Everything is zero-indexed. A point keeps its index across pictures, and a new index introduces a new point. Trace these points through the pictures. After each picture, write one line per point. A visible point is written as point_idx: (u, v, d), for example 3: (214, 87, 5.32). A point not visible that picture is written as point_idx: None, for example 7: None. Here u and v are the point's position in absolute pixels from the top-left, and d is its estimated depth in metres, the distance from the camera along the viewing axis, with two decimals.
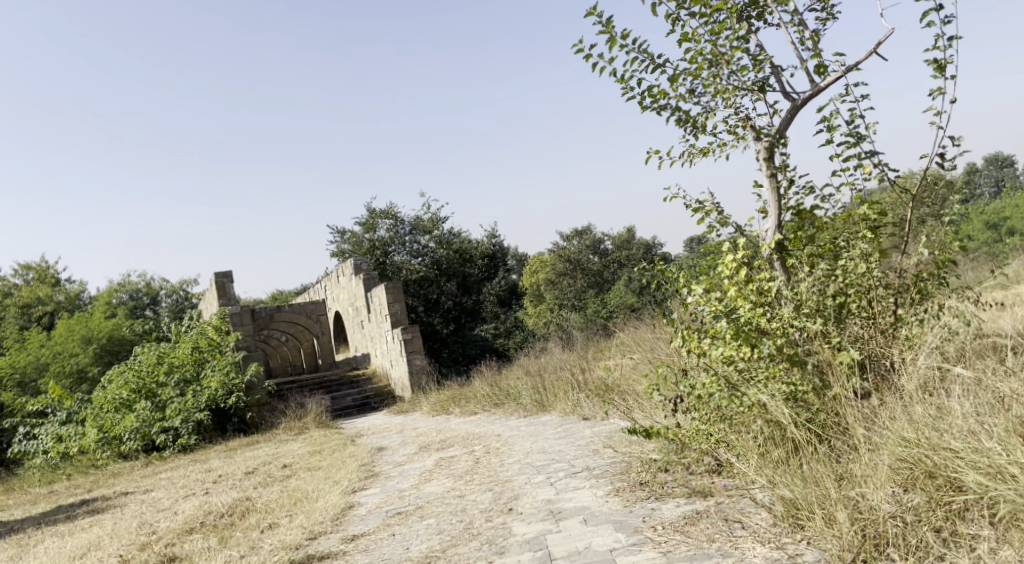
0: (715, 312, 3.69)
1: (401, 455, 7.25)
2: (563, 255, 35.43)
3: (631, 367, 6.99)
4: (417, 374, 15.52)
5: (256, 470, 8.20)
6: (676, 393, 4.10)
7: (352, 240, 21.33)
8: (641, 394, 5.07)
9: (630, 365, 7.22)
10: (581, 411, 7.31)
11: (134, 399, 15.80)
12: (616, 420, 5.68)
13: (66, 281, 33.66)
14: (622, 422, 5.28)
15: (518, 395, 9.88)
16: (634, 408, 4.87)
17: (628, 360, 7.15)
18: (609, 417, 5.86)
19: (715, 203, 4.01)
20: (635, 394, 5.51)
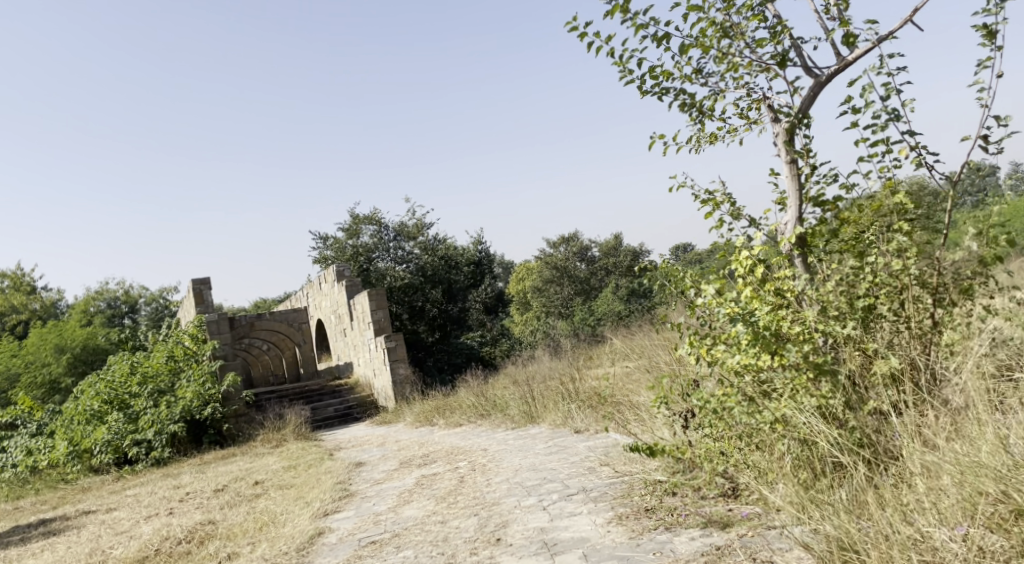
0: (731, 316, 3.26)
1: (380, 471, 6.76)
2: (550, 262, 35.09)
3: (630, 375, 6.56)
4: (400, 384, 15.04)
5: (226, 488, 7.68)
6: (685, 406, 3.70)
7: (335, 246, 20.88)
8: (641, 407, 4.65)
9: (629, 373, 6.79)
10: (572, 424, 6.88)
11: (106, 410, 15.11)
12: (613, 434, 5.26)
13: (42, 290, 32.87)
14: (621, 438, 4.86)
15: (505, 406, 9.43)
16: (639, 420, 4.45)
17: (628, 367, 6.70)
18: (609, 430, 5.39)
19: (726, 194, 3.58)
20: (634, 407, 5.10)
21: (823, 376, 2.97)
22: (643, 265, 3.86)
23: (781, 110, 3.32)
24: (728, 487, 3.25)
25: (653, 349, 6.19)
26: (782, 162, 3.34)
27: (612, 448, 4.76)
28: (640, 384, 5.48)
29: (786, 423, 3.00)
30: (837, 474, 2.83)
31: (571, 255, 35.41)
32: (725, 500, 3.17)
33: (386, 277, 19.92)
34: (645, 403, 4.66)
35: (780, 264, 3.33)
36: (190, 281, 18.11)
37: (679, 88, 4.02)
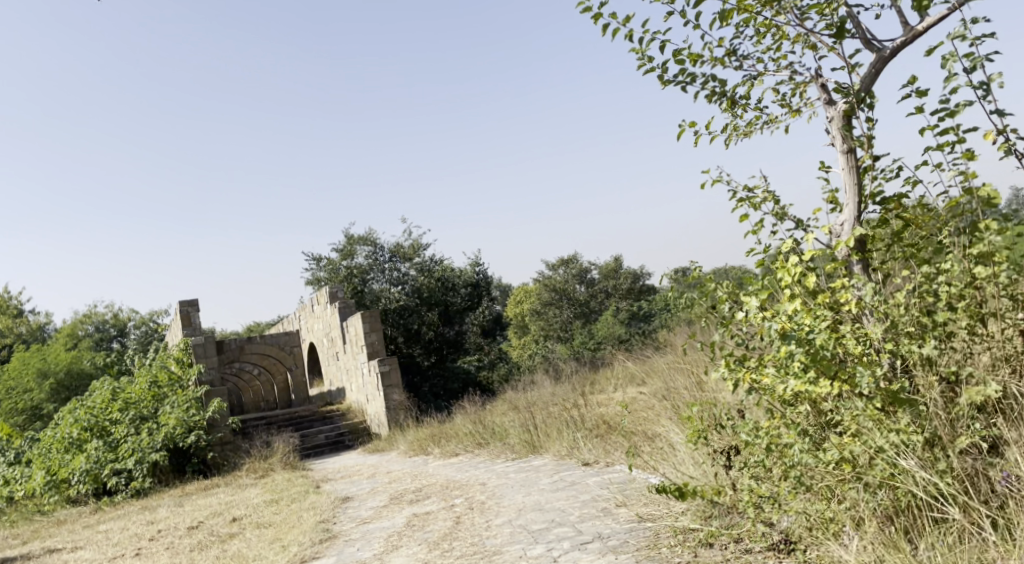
0: (783, 332, 2.74)
1: (368, 507, 6.16)
2: (548, 285, 34.54)
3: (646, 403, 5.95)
4: (394, 411, 14.44)
5: (201, 525, 7.06)
6: (728, 441, 3.16)
7: (328, 267, 20.36)
8: (674, 442, 4.08)
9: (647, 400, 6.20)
10: (579, 456, 6.32)
11: (85, 438, 14.43)
12: (638, 472, 4.68)
13: (29, 313, 32.20)
14: (650, 478, 4.28)
15: (505, 434, 8.86)
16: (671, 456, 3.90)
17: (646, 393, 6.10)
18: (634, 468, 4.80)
19: (768, 191, 3.08)
20: (663, 440, 4.53)
21: (900, 406, 2.44)
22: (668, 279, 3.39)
23: (836, 89, 2.84)
24: (778, 540, 2.72)
25: (675, 373, 5.61)
26: (838, 151, 2.85)
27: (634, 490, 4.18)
28: (668, 411, 4.89)
29: (857, 464, 2.47)
30: (927, 528, 2.30)
31: (569, 278, 34.92)
32: (779, 556, 2.63)
33: (380, 299, 19.37)
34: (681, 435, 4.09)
35: (836, 272, 2.82)
36: (177, 303, 17.55)
37: (707, 75, 3.54)
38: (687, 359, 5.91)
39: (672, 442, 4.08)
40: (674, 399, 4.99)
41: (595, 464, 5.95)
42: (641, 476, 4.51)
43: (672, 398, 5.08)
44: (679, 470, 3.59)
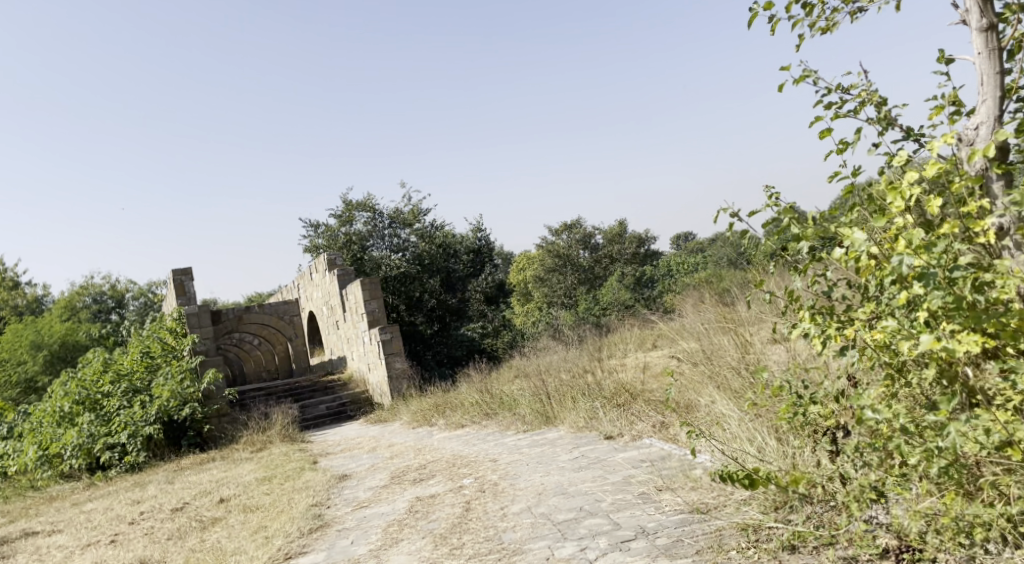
0: (916, 272, 2.05)
1: (366, 488, 5.54)
2: (552, 250, 33.68)
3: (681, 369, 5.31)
4: (397, 379, 13.87)
5: (186, 507, 6.47)
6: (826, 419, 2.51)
7: (327, 234, 19.64)
8: (746, 417, 3.48)
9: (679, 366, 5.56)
10: (600, 428, 5.69)
11: (77, 411, 13.88)
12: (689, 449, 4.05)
13: (24, 286, 31.56)
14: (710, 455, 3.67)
15: (514, 403, 8.27)
16: (743, 436, 3.35)
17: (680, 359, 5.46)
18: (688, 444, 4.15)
19: (872, 89, 2.36)
20: (718, 411, 3.90)
21: None
22: (739, 219, 2.77)
23: None
24: (893, 546, 2.10)
25: (717, 337, 4.96)
26: (975, 29, 2.18)
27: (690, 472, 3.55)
28: (725, 376, 4.24)
29: None
30: None
31: (574, 243, 34.19)
32: None
33: (381, 266, 18.68)
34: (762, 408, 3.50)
35: (971, 194, 2.15)
36: (170, 271, 16.94)
37: None
38: (729, 320, 5.26)
39: (745, 416, 3.51)
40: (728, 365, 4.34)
41: (623, 437, 5.27)
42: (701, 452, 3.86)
43: (723, 363, 4.43)
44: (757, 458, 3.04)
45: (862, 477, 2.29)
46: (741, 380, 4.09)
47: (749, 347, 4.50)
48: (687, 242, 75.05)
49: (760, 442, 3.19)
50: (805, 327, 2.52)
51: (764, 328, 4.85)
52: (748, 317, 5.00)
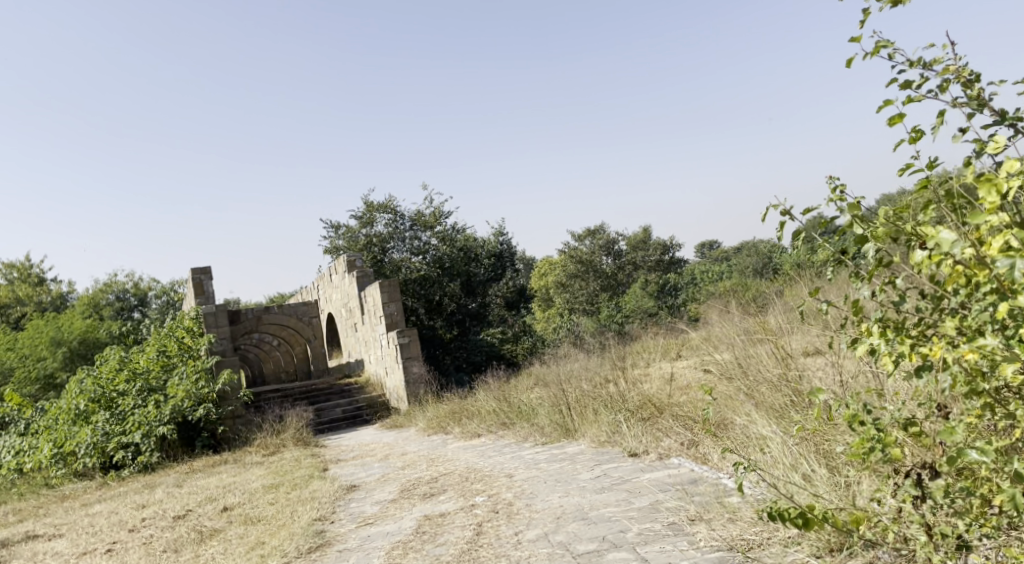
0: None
1: (374, 501, 5.24)
2: (574, 256, 33.23)
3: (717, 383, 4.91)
4: (414, 384, 13.58)
5: (189, 515, 6.21)
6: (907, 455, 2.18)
7: (347, 235, 19.43)
8: (798, 442, 3.14)
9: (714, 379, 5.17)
10: (624, 444, 5.32)
11: (92, 409, 13.77)
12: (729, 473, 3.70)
13: (51, 282, 31.90)
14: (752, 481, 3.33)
15: (533, 413, 7.92)
16: (787, 461, 3.04)
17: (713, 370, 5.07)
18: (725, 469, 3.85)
19: (963, 64, 2.01)
20: (760, 430, 3.56)
21: None
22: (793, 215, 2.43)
23: None
24: None
25: (755, 349, 4.56)
26: None
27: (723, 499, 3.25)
28: (765, 393, 3.89)
29: None
30: None
31: (596, 249, 33.78)
32: None
33: (401, 269, 18.43)
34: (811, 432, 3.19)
35: None
36: (189, 270, 16.88)
37: None
38: (769, 330, 4.86)
39: (790, 438, 3.20)
40: (768, 381, 3.98)
41: (650, 457, 4.88)
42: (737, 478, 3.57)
43: (762, 377, 4.07)
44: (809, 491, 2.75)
45: (947, 526, 1.96)
46: (785, 399, 3.75)
47: (790, 360, 4.12)
48: (710, 249, 74.66)
49: (810, 470, 2.90)
50: (873, 342, 2.18)
51: (810, 339, 4.44)
52: (789, 329, 4.61)
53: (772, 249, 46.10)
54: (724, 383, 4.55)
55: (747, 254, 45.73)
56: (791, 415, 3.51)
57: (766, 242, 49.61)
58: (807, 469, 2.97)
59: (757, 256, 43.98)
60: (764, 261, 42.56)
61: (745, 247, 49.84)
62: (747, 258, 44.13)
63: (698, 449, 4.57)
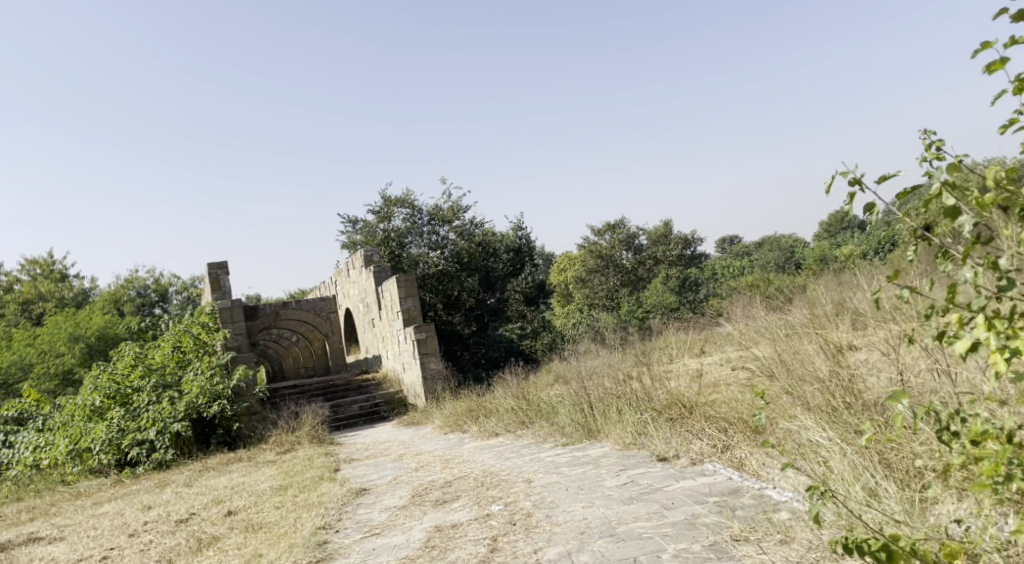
0: None
1: (383, 507, 4.89)
2: (594, 251, 32.28)
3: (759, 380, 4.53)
4: (432, 380, 13.26)
5: (192, 519, 5.92)
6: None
7: (365, 230, 19.14)
8: (867, 457, 2.75)
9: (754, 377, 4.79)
10: (652, 449, 4.91)
11: (107, 406, 13.58)
12: (779, 485, 3.30)
13: (73, 278, 32.10)
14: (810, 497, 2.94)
15: (553, 412, 7.53)
16: (850, 474, 2.67)
17: (752, 366, 4.69)
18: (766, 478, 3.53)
19: None
20: (814, 438, 3.16)
21: None
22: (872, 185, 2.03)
23: None
24: None
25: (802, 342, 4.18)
26: None
27: (770, 514, 2.92)
28: (808, 392, 3.55)
29: None
30: None
31: (617, 243, 33.28)
32: None
33: (418, 263, 18.00)
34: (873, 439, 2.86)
35: None
36: (205, 265, 16.72)
37: None
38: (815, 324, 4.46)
39: (851, 447, 2.82)
40: (814, 378, 3.62)
41: (681, 460, 4.52)
42: (781, 489, 3.24)
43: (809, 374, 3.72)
44: (880, 510, 2.42)
45: None
46: (841, 400, 3.35)
47: (842, 357, 3.75)
48: (731, 244, 73.95)
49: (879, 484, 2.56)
50: (975, 335, 1.77)
51: (866, 331, 4.04)
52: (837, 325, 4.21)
53: (797, 243, 45.38)
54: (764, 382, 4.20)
55: (771, 248, 45.04)
56: (846, 421, 3.17)
57: (790, 236, 48.92)
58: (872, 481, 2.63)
59: (781, 250, 43.30)
60: (788, 256, 41.92)
61: (769, 240, 49.17)
62: (771, 253, 43.47)
63: (732, 452, 4.24)
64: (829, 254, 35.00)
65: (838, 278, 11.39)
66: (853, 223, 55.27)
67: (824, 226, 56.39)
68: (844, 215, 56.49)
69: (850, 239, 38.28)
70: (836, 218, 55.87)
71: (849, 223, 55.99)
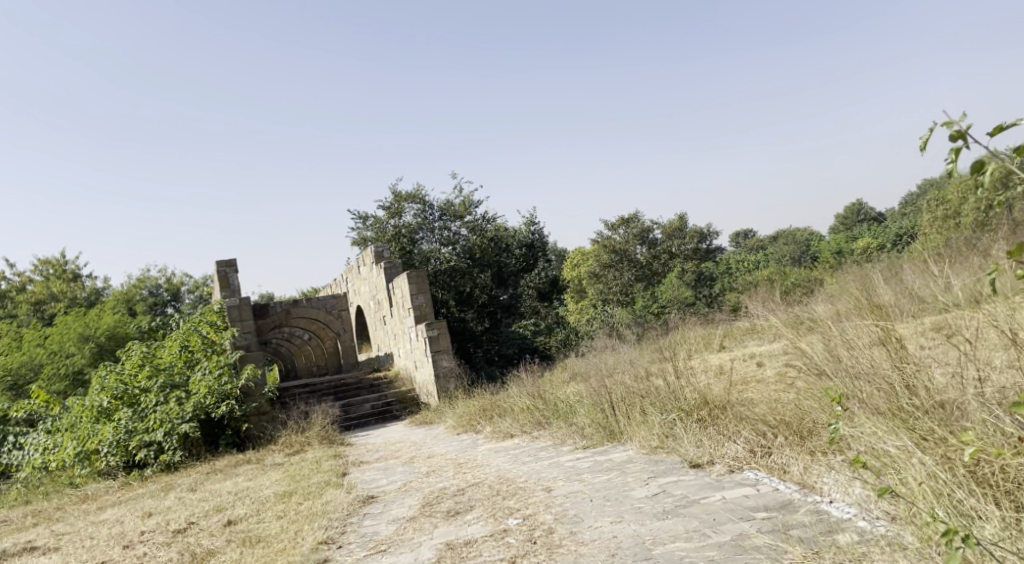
0: None
1: (391, 519, 4.51)
2: (608, 245, 32.00)
3: (801, 378, 4.20)
4: (444, 378, 12.90)
5: (191, 529, 5.58)
6: None
7: (375, 226, 18.85)
8: (961, 476, 2.42)
9: (797, 374, 4.39)
10: (683, 454, 4.50)
11: (115, 407, 13.33)
12: (841, 499, 2.96)
13: (85, 278, 32.05)
14: (886, 515, 2.60)
15: (572, 412, 7.15)
16: (941, 494, 2.35)
17: (796, 363, 4.30)
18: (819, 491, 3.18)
19: None
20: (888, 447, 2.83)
21: None
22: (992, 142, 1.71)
23: None
24: None
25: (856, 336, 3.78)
26: None
27: (833, 534, 2.58)
28: (866, 392, 3.22)
29: None
30: None
31: (631, 238, 32.81)
32: None
33: (430, 260, 17.64)
34: (953, 450, 2.58)
35: None
36: (214, 263, 16.46)
37: None
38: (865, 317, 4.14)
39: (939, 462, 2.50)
40: (873, 378, 3.27)
41: (717, 465, 4.14)
42: (840, 504, 2.91)
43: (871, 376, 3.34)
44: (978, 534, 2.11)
45: None
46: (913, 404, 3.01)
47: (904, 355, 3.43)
48: (745, 239, 73.27)
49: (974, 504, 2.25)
50: None
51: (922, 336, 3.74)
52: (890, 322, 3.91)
53: (812, 236, 44.78)
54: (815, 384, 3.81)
55: (787, 243, 44.46)
56: (916, 426, 2.86)
57: (804, 230, 48.41)
58: (958, 499, 2.34)
59: (796, 245, 42.71)
60: (803, 250, 41.36)
61: (785, 234, 48.52)
62: (786, 248, 42.89)
63: (774, 457, 3.87)
64: (845, 247, 34.48)
65: (863, 270, 10.96)
66: (870, 215, 54.57)
67: (840, 219, 55.79)
68: (860, 208, 55.81)
69: (867, 232, 37.71)
70: (851, 211, 55.25)
71: (865, 216, 55.36)
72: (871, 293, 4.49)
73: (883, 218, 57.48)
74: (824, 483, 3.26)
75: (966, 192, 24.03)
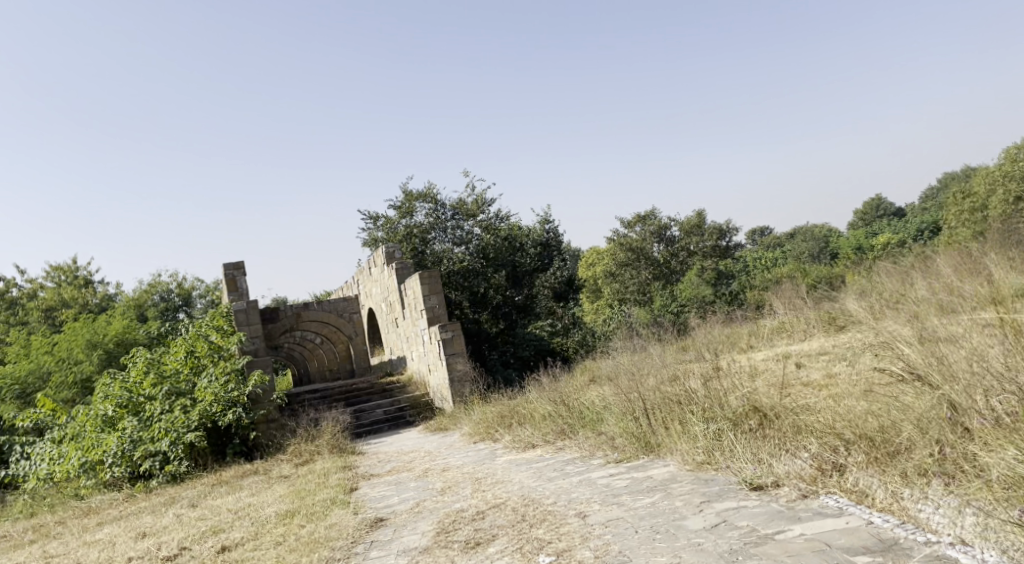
0: None
1: (401, 549, 3.93)
2: (625, 243, 31.32)
3: (889, 394, 3.69)
4: (459, 383, 12.33)
5: (183, 557, 5.03)
6: None
7: (386, 227, 18.31)
8: None
9: (883, 384, 4.01)
10: (739, 474, 3.86)
11: (119, 415, 12.88)
12: (965, 536, 2.47)
13: (97, 284, 31.76)
14: None
15: (600, 421, 6.51)
16: None
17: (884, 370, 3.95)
18: (930, 530, 2.61)
19: None
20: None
21: None
22: None
23: None
24: None
25: (974, 339, 3.48)
26: None
27: None
28: None
29: None
30: None
31: (647, 236, 32.11)
32: None
33: (443, 260, 17.13)
34: None
35: None
36: (221, 266, 15.99)
37: None
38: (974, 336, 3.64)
39: None
40: None
41: (783, 489, 3.53)
42: (963, 547, 2.40)
43: (1000, 386, 3.02)
44: None
45: None
46: None
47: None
48: (762, 237, 72.34)
49: None
50: None
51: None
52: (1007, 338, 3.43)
53: (832, 232, 43.91)
54: (916, 392, 3.45)
55: (805, 239, 43.57)
56: None
57: (823, 226, 47.51)
58: None
59: (815, 241, 41.90)
60: (822, 246, 40.51)
61: (803, 231, 47.65)
62: (804, 245, 42.02)
63: (851, 478, 3.28)
64: (865, 243, 33.70)
65: (903, 264, 10.25)
66: (890, 210, 53.52)
67: (859, 216, 54.73)
68: (878, 203, 54.78)
69: (888, 228, 36.84)
70: (869, 206, 54.30)
71: (883, 212, 54.35)
72: (968, 299, 4.21)
73: (903, 214, 56.33)
74: (930, 518, 2.71)
75: (994, 183, 23.22)
